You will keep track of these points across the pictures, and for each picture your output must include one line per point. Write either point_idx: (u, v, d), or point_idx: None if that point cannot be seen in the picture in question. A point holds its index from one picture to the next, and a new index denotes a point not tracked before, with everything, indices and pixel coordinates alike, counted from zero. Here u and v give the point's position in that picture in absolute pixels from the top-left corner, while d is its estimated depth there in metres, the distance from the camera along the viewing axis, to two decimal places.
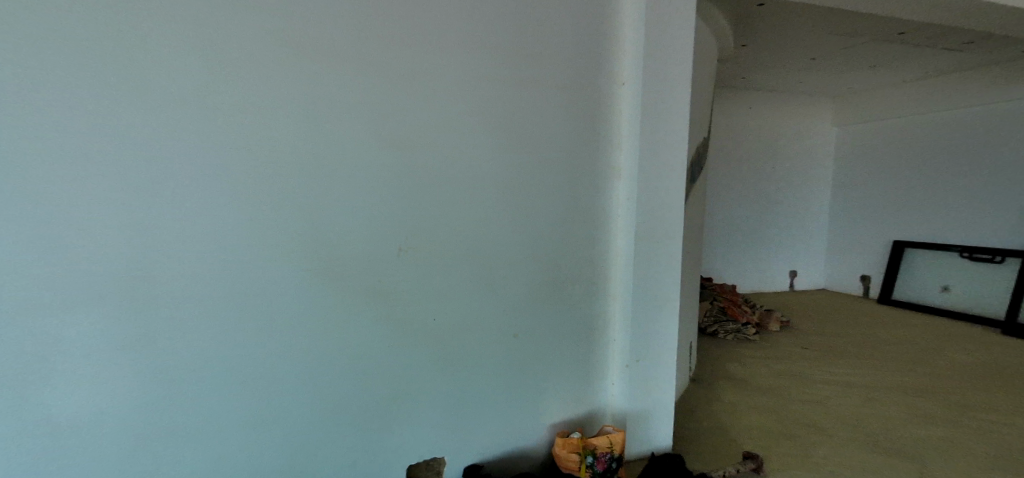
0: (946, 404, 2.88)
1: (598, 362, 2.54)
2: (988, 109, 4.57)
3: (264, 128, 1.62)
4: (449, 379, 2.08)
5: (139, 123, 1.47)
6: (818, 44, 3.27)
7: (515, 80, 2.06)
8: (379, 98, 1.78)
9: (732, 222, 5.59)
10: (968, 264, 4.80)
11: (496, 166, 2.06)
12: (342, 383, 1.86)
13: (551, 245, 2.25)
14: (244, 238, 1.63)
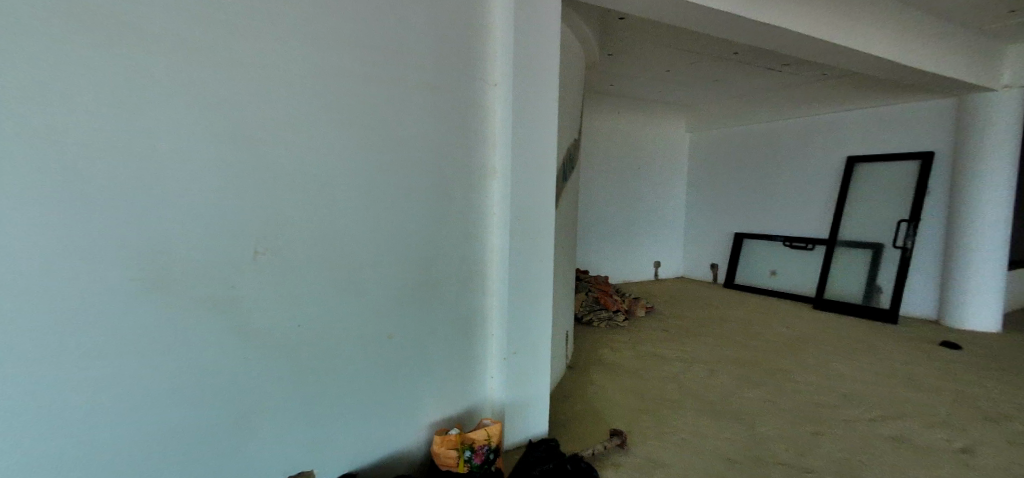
0: (771, 371, 3.38)
1: (479, 359, 2.60)
2: (807, 120, 5.39)
3: (265, 120, 1.68)
4: (363, 378, 2.05)
5: (144, 113, 1.44)
6: (669, 59, 3.64)
7: (481, 81, 2.36)
8: (340, 94, 1.86)
9: (606, 219, 5.99)
10: (789, 251, 5.62)
11: (444, 163, 2.25)
12: (274, 382, 1.79)
13: (429, 249, 2.22)
14: (219, 234, 1.61)
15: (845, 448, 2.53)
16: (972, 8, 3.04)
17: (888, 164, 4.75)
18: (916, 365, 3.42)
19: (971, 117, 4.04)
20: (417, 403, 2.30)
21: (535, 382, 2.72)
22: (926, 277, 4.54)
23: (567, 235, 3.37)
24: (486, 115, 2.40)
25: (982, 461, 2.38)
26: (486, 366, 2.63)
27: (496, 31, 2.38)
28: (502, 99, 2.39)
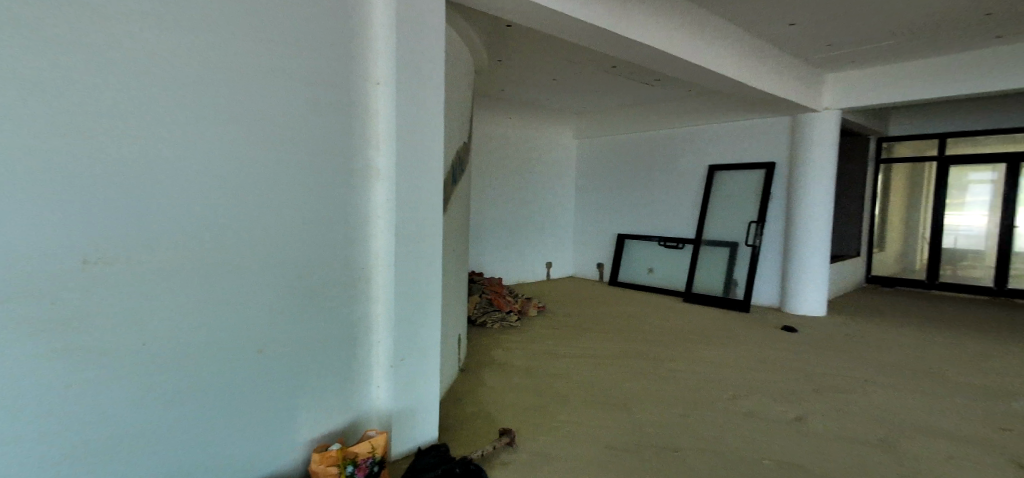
0: (646, 362, 3.68)
1: (362, 368, 2.34)
2: (678, 130, 5.94)
3: (248, 116, 1.81)
4: (230, 390, 1.84)
5: (148, 118, 1.57)
6: (555, 69, 3.82)
7: (370, 69, 2.19)
8: (301, 93, 1.97)
9: (500, 221, 6.14)
10: (664, 249, 6.11)
11: (324, 155, 2.07)
12: (222, 382, 1.81)
13: (297, 252, 2.00)
14: (204, 234, 1.72)
15: (709, 426, 2.82)
16: (804, 42, 3.60)
17: (742, 172, 5.39)
18: (761, 347, 3.94)
19: (800, 133, 4.82)
20: (284, 420, 2.04)
21: (425, 387, 2.52)
22: (771, 272, 5.23)
23: (459, 240, 3.40)
24: (367, 102, 2.20)
25: (810, 425, 2.81)
26: (369, 375, 2.37)
27: (376, 14, 2.18)
28: (386, 87, 2.21)
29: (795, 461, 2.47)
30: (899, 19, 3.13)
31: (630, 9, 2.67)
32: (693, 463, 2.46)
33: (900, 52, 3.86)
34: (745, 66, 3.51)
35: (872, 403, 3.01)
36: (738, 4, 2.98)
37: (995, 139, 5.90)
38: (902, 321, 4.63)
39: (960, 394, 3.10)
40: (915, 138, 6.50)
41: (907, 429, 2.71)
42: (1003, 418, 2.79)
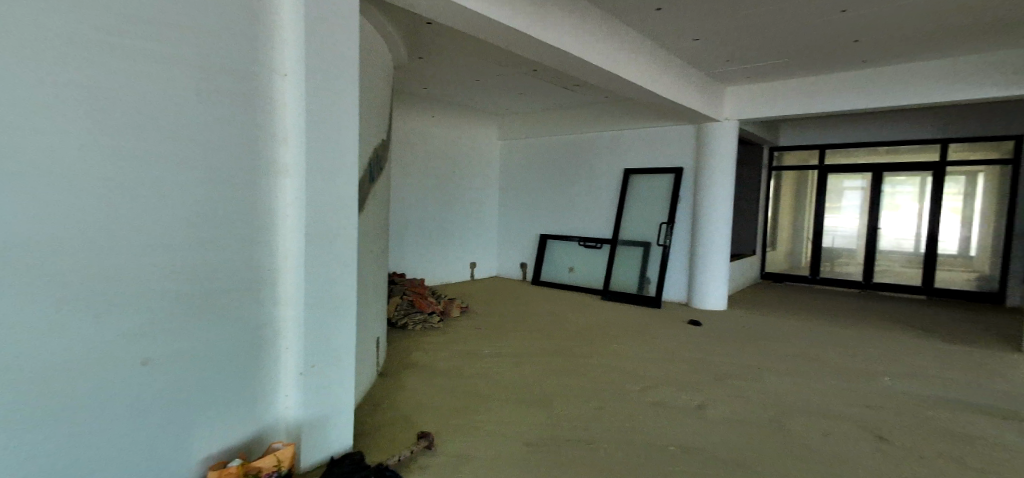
0: (564, 358, 3.79)
1: (267, 376, 2.11)
2: (596, 135, 6.19)
3: (238, 115, 1.91)
4: (198, 391, 1.86)
5: (162, 121, 1.68)
6: (476, 69, 3.83)
7: (276, 51, 2.00)
8: (279, 91, 2.02)
9: (423, 220, 6.07)
10: (583, 249, 6.33)
11: (233, 146, 1.89)
12: (205, 377, 1.88)
13: (194, 254, 1.80)
14: (196, 234, 1.80)
15: (623, 418, 2.95)
16: (708, 56, 3.90)
17: (653, 176, 5.73)
18: (670, 341, 4.20)
19: (704, 141, 5.21)
20: (185, 436, 1.84)
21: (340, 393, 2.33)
22: (680, 270, 5.59)
23: (377, 241, 3.32)
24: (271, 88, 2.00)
25: (714, 410, 3.03)
26: (277, 383, 2.15)
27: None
28: (294, 71, 2.02)
29: (700, 446, 2.64)
30: (787, 41, 3.47)
31: (547, 14, 2.75)
32: (606, 454, 2.56)
33: (789, 70, 4.28)
34: (656, 76, 3.72)
35: (765, 389, 3.30)
36: (650, 16, 3.15)
37: (867, 151, 6.74)
38: (788, 313, 5.12)
39: (837, 376, 3.48)
40: (800, 148, 7.22)
41: (793, 410, 3.01)
42: (868, 395, 3.18)
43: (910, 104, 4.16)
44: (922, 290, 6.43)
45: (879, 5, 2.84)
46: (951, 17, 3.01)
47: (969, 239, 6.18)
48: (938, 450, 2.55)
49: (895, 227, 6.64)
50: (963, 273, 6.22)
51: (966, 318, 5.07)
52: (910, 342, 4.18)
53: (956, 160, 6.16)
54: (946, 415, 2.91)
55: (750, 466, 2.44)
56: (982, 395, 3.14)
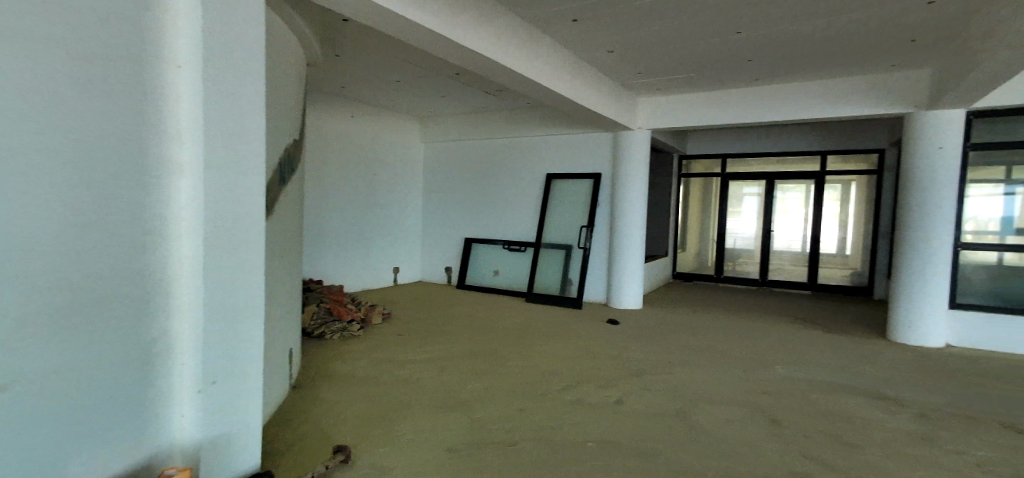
0: (486, 361, 3.81)
1: (155, 394, 1.74)
2: (519, 141, 6.30)
3: (195, 96, 1.72)
4: (158, 391, 1.75)
5: (159, 117, 1.68)
6: (394, 69, 3.78)
7: (165, 15, 1.67)
8: (192, 67, 1.71)
9: (343, 225, 5.86)
10: (507, 252, 6.41)
11: (140, 129, 1.62)
12: (164, 378, 1.76)
13: (111, 255, 1.55)
14: (163, 226, 1.70)
15: (544, 418, 3.00)
16: (624, 68, 4.10)
17: (573, 181, 5.93)
18: (588, 340, 4.35)
19: (620, 148, 5.48)
20: (120, 448, 1.64)
21: (244, 410, 2.00)
22: (599, 271, 5.81)
23: (289, 247, 3.15)
24: (159, 56, 1.66)
25: (629, 405, 3.18)
26: (166, 401, 1.78)
27: None
28: (188, 42, 1.70)
29: (615, 440, 2.75)
30: (693, 57, 3.74)
31: (467, 20, 2.75)
32: (525, 453, 2.60)
33: (696, 84, 4.61)
34: (573, 84, 3.85)
35: (675, 381, 3.51)
36: (567, 26, 3.25)
37: (763, 161, 7.40)
38: (694, 310, 5.50)
39: (735, 367, 3.78)
40: (706, 157, 7.79)
41: (700, 400, 3.22)
42: (762, 383, 3.49)
43: (796, 118, 4.63)
44: (809, 286, 7.16)
45: (768, 29, 3.14)
46: (828, 44, 3.39)
47: (844, 240, 6.97)
48: (819, 428, 2.86)
49: (786, 229, 7.33)
50: (840, 270, 7.00)
51: (845, 309, 5.72)
52: (798, 332, 4.65)
53: (835, 170, 6.94)
54: (825, 396, 3.26)
55: (659, 455, 2.58)
56: (853, 378, 3.56)
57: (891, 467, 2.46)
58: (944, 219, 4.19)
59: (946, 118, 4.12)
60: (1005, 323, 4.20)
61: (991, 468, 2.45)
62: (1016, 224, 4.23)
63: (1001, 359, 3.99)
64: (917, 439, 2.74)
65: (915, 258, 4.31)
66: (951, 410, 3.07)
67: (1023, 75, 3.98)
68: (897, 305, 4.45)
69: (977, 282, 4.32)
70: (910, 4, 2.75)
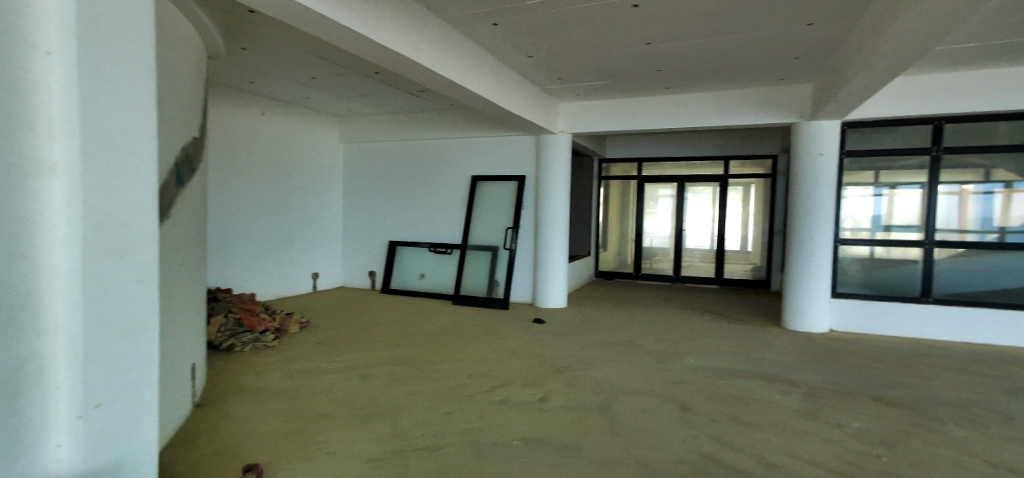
0: (410, 367, 3.74)
1: (26, 419, 1.40)
2: (442, 142, 6.27)
3: (72, 60, 1.41)
4: (51, 409, 1.45)
5: (40, 81, 1.37)
6: (307, 64, 3.64)
7: None
8: (71, 20, 1.40)
9: (255, 229, 5.53)
10: (433, 255, 6.35)
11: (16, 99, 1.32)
12: (57, 394, 1.46)
13: None
14: (54, 213, 1.41)
15: (469, 420, 2.99)
16: (544, 73, 4.21)
17: (498, 183, 5.98)
18: (513, 340, 4.41)
19: (542, 151, 5.62)
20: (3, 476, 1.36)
21: (136, 434, 1.69)
22: (524, 272, 5.90)
23: (192, 253, 2.94)
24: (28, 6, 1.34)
25: (553, 401, 3.26)
26: (40, 427, 1.43)
27: None
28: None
29: (538, 437, 2.80)
30: (610, 65, 3.90)
31: (384, 17, 2.67)
32: (450, 456, 2.57)
33: (610, 91, 4.82)
34: (494, 88, 3.90)
35: (596, 376, 3.64)
36: (487, 29, 3.27)
37: (674, 164, 7.89)
38: (613, 307, 5.75)
39: (648, 358, 4.00)
40: (624, 161, 8.18)
41: (618, 393, 3.37)
42: (675, 372, 3.71)
43: (700, 126, 4.99)
44: (716, 280, 7.73)
45: (674, 42, 3.36)
46: (728, 58, 3.69)
47: (746, 238, 7.61)
48: (725, 413, 3.08)
49: (697, 229, 7.85)
50: (743, 265, 7.63)
51: (747, 301, 6.24)
52: (706, 324, 5.00)
53: (736, 174, 7.54)
54: (730, 383, 3.52)
55: (580, 449, 2.67)
56: (751, 364, 3.88)
57: (784, 443, 2.72)
58: (825, 217, 4.70)
59: (825, 127, 4.63)
60: (876, 308, 4.78)
61: (864, 437, 2.78)
62: (884, 222, 4.82)
63: (873, 340, 4.54)
64: (806, 416, 3.03)
65: (802, 253, 4.79)
66: (833, 388, 3.44)
67: (884, 93, 4.56)
68: (790, 296, 4.91)
69: (853, 273, 4.90)
70: (795, 24, 3.06)
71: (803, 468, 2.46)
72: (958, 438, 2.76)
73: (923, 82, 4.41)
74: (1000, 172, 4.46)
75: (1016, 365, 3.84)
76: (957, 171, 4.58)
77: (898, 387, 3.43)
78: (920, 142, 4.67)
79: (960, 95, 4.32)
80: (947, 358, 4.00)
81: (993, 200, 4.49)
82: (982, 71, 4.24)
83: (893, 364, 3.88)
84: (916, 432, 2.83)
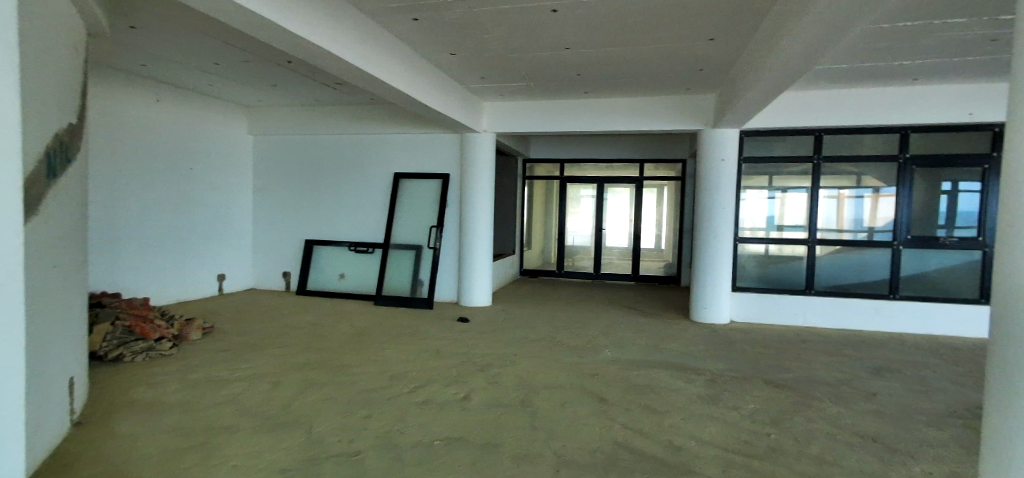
0: (325, 371, 3.60)
1: None
2: (362, 138, 6.07)
3: None
4: None
5: None
6: (207, 48, 3.40)
7: None
8: None
9: (149, 227, 5.14)
10: (353, 254, 6.14)
11: None
12: None
13: None
14: None
15: (388, 422, 2.91)
16: (465, 72, 4.23)
17: (421, 181, 5.91)
18: (435, 340, 4.38)
19: (466, 150, 5.62)
20: None
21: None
22: (448, 270, 5.88)
23: (69, 254, 2.64)
24: None
25: (474, 399, 3.26)
26: None
27: None
28: None
29: (459, 436, 2.79)
30: (530, 66, 3.97)
31: (298, 4, 2.54)
32: (367, 460, 2.49)
33: (531, 92, 4.92)
34: (415, 83, 3.83)
35: (516, 373, 3.70)
36: (407, 23, 3.21)
37: (594, 166, 8.19)
38: (533, 304, 5.88)
39: (564, 353, 4.13)
40: (546, 161, 8.38)
41: (536, 388, 3.46)
42: (592, 366, 3.87)
43: (614, 130, 5.25)
44: (633, 277, 8.16)
45: (590, 48, 3.50)
46: (641, 66, 3.89)
47: (659, 237, 8.09)
48: (637, 402, 3.26)
49: (616, 228, 8.22)
50: (656, 262, 8.11)
51: (659, 296, 6.64)
52: (621, 318, 5.26)
53: (650, 176, 7.99)
54: (640, 373, 3.73)
55: (500, 444, 2.70)
56: (659, 355, 4.14)
57: (688, 427, 2.92)
58: (726, 218, 5.12)
59: (726, 135, 5.04)
60: (770, 300, 5.27)
61: (756, 418, 3.06)
62: (776, 222, 5.32)
63: (767, 330, 5.00)
64: (707, 401, 3.29)
65: (708, 250, 5.18)
66: (732, 374, 3.75)
67: (774, 106, 5.05)
68: (697, 291, 5.28)
69: (751, 269, 5.38)
70: (698, 38, 3.29)
71: (703, 450, 2.66)
72: (832, 414, 3.12)
73: (807, 97, 4.93)
74: (868, 178, 5.08)
75: (879, 348, 4.41)
76: (834, 177, 5.16)
77: (784, 371, 3.82)
78: (805, 150, 5.21)
79: (836, 110, 4.88)
80: (826, 344, 4.51)
81: (863, 203, 5.11)
82: (853, 89, 4.81)
83: (781, 350, 4.31)
84: (800, 411, 3.15)
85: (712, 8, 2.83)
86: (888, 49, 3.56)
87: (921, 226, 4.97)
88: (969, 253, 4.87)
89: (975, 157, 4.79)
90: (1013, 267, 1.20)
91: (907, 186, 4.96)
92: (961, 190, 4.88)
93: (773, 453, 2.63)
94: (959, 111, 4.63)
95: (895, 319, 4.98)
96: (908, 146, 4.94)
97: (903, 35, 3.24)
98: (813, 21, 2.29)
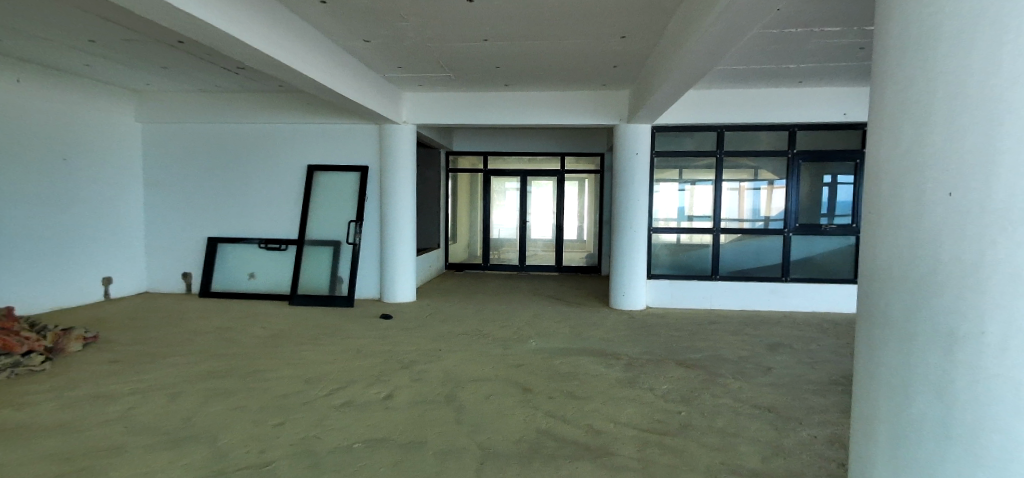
0: (232, 379, 3.36)
1: None
2: (272, 128, 5.70)
3: None
4: None
5: None
6: (81, 25, 3.04)
7: None
8: None
9: (15, 228, 4.53)
10: (266, 252, 5.78)
11: None
12: None
13: None
14: None
15: (304, 429, 2.77)
16: (380, 60, 4.10)
17: (339, 174, 5.67)
18: (355, 339, 4.24)
19: (386, 141, 5.46)
20: None
21: None
22: (371, 266, 5.72)
23: None
24: None
25: (396, 398, 3.19)
26: None
27: None
28: None
29: (380, 436, 2.72)
30: (448, 57, 3.92)
31: None
32: (281, 470, 2.36)
33: (450, 83, 4.88)
34: (326, 71, 3.64)
35: (441, 368, 3.67)
36: (314, 6, 3.03)
37: (518, 159, 8.27)
38: (457, 298, 5.86)
39: (485, 345, 4.16)
40: (470, 154, 8.35)
41: (459, 382, 3.45)
42: (515, 357, 3.92)
43: (532, 124, 5.35)
44: (559, 268, 8.38)
45: (507, 40, 3.51)
46: (558, 61, 3.97)
47: (583, 228, 8.37)
48: (558, 389, 3.36)
49: (541, 221, 8.38)
50: (579, 253, 8.39)
51: (581, 285, 6.88)
52: (543, 308, 5.40)
53: (572, 169, 8.21)
54: (560, 361, 3.84)
55: (425, 442, 2.66)
56: (577, 342, 4.29)
57: (608, 411, 3.05)
58: (641, 209, 5.40)
59: (639, 130, 5.30)
60: (681, 285, 5.64)
61: (669, 397, 3.26)
62: (686, 213, 5.70)
63: (678, 313, 5.35)
64: (624, 384, 3.45)
65: (625, 241, 5.43)
66: (646, 357, 3.97)
67: (681, 104, 5.37)
68: (616, 279, 5.52)
69: (663, 257, 5.72)
70: (611, 36, 3.41)
71: (621, 431, 2.80)
72: (735, 388, 3.39)
73: (709, 96, 5.31)
74: (763, 172, 5.56)
75: (774, 326, 4.86)
76: (734, 171, 5.60)
77: (691, 351, 4.10)
78: (708, 146, 5.61)
79: (733, 108, 5.29)
80: (728, 325, 4.90)
81: (760, 195, 5.59)
82: (747, 90, 5.24)
83: (691, 332, 4.63)
84: (706, 388, 3.40)
85: (616, 7, 2.94)
86: (779, 54, 3.90)
87: (808, 215, 5.52)
88: (845, 238, 5.50)
89: (848, 152, 5.39)
90: (875, 252, 1.36)
91: (795, 179, 5.49)
92: (839, 182, 5.48)
93: (683, 429, 2.82)
94: (837, 110, 5.21)
95: (787, 299, 5.52)
96: (796, 143, 5.45)
97: (786, 41, 3.58)
98: (707, 24, 2.44)
